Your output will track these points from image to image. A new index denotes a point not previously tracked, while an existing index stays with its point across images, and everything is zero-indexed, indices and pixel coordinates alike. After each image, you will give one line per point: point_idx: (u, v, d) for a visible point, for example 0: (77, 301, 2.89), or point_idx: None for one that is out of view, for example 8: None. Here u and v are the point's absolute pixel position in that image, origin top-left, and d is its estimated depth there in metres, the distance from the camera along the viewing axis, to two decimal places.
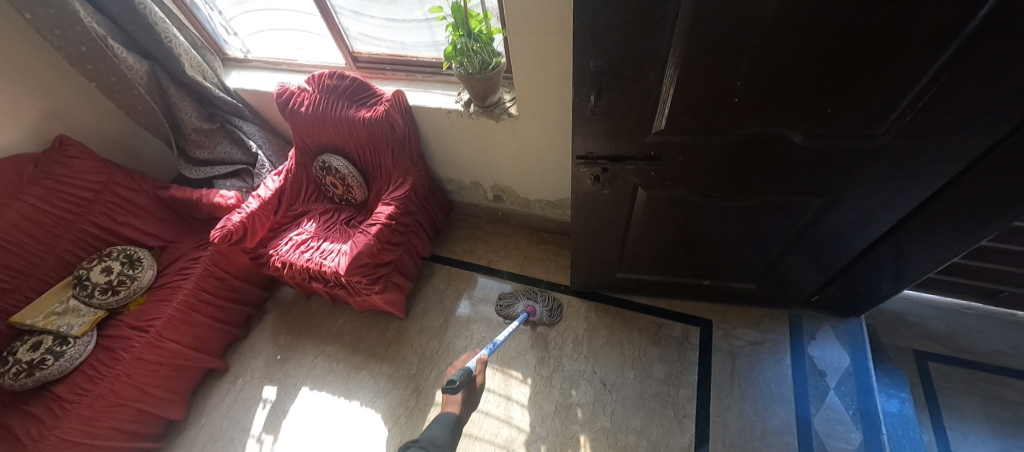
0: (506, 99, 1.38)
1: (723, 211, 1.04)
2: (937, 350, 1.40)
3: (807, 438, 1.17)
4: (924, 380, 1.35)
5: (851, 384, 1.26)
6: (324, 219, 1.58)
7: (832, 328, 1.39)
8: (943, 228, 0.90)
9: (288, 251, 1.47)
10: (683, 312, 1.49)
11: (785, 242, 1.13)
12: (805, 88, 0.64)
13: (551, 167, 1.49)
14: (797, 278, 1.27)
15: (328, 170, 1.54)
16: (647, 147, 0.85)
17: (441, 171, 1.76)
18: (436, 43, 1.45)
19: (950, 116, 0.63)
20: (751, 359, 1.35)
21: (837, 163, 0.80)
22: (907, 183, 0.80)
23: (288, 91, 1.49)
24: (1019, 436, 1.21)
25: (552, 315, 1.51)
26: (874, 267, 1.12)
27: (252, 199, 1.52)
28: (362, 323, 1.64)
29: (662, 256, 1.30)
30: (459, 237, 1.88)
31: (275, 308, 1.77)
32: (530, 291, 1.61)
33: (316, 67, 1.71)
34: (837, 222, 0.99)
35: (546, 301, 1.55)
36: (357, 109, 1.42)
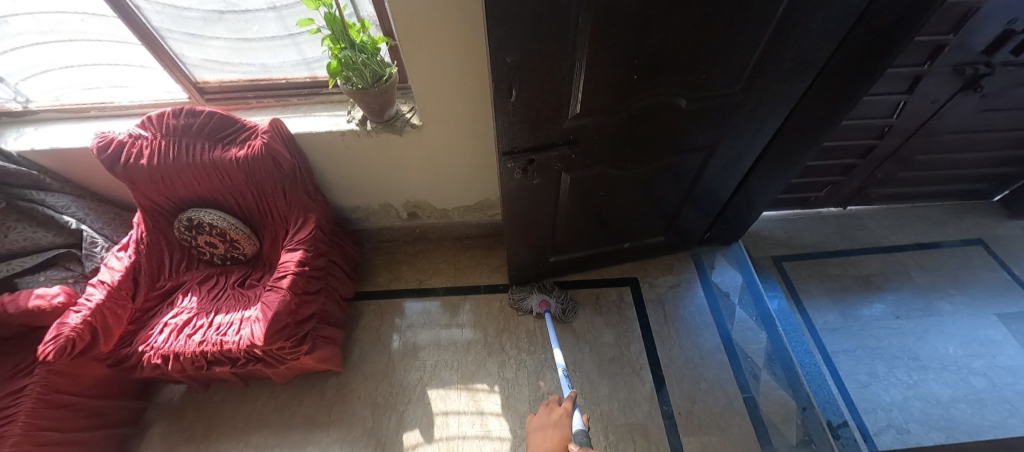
0: (404, 110, 1.32)
1: (630, 179, 1.17)
2: (788, 252, 1.80)
3: (733, 350, 1.40)
4: (784, 276, 1.72)
5: (747, 296, 1.55)
6: (208, 288, 1.29)
7: (723, 256, 1.69)
8: (779, 160, 1.18)
9: (168, 340, 1.16)
10: (613, 277, 1.64)
11: (679, 195, 1.33)
12: (684, 60, 0.76)
13: (464, 172, 1.48)
14: (691, 223, 1.51)
15: (199, 229, 1.26)
16: (566, 132, 0.90)
17: (343, 200, 1.59)
18: (308, 61, 1.30)
19: (780, 67, 0.82)
20: (675, 300, 1.55)
21: (708, 118, 0.97)
22: (756, 124, 1.01)
23: (114, 141, 1.17)
24: (847, 296, 1.65)
25: (568, 312, 1.50)
26: (741, 201, 1.40)
27: (92, 289, 1.15)
28: (290, 394, 1.39)
29: (588, 231, 1.40)
30: (380, 266, 1.73)
31: (160, 417, 1.38)
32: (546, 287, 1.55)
33: (146, 107, 1.38)
34: (714, 169, 1.20)
35: (561, 298, 1.51)
36: (224, 149, 1.19)
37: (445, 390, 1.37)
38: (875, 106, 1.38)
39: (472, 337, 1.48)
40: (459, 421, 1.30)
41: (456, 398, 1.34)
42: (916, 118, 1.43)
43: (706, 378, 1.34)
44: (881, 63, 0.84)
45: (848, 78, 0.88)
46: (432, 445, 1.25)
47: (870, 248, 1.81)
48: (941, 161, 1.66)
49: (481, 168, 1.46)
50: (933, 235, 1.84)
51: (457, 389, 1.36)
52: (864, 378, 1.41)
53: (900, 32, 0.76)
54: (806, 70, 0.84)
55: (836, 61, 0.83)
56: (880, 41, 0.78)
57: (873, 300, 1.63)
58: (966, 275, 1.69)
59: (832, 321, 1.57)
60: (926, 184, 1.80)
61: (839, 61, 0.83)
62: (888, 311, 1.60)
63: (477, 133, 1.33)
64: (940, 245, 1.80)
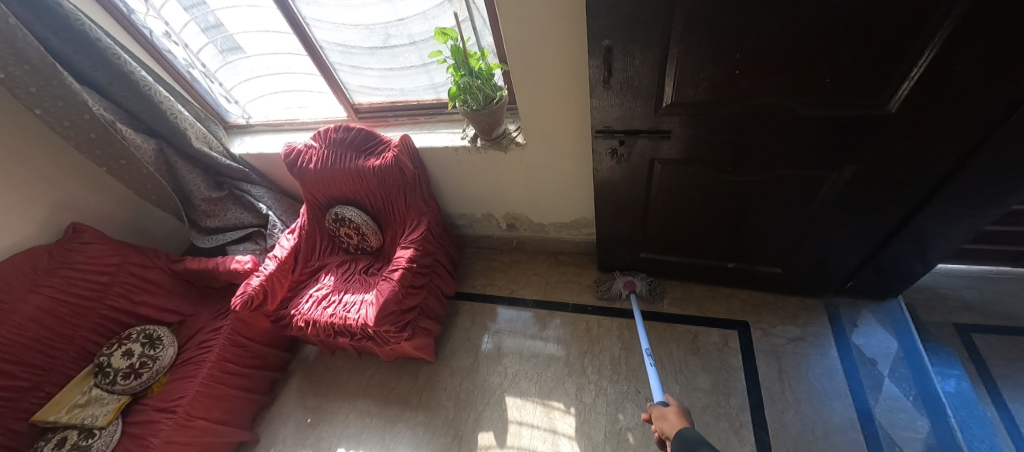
0: (511, 130, 1.42)
1: (738, 186, 1.13)
2: (982, 322, 1.33)
3: (873, 431, 1.12)
4: (972, 354, 1.27)
5: (904, 368, 1.23)
6: (342, 271, 1.57)
7: (872, 313, 1.37)
8: (967, 198, 0.92)
9: (311, 308, 1.45)
10: (717, 317, 1.47)
11: (806, 224, 1.17)
12: (802, 58, 0.76)
13: (563, 189, 1.51)
14: (826, 264, 1.27)
15: (341, 222, 1.55)
16: (658, 120, 1.01)
17: (452, 208, 1.77)
18: (435, 86, 1.50)
19: (953, 78, 0.70)
20: (796, 356, 1.32)
21: (841, 134, 0.89)
22: (921, 149, 0.85)
23: (295, 149, 1.52)
24: None
25: (654, 291, 1.56)
26: (903, 246, 1.12)
27: (269, 260, 1.52)
28: (391, 372, 1.59)
29: (682, 235, 1.39)
30: (477, 271, 1.86)
31: (299, 369, 1.71)
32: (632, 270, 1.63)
33: (319, 123, 1.75)
34: (858, 196, 1.02)
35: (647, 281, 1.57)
36: (365, 159, 1.45)
37: (522, 399, 1.40)
38: None
39: (555, 354, 1.49)
40: (531, 434, 1.31)
41: (531, 411, 1.36)
42: None
43: None
44: None
45: None
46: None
47: None
48: None
49: (580, 187, 1.47)
50: None
51: (533, 401, 1.38)
52: None
53: None
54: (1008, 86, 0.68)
55: None
56: None
57: None
58: None
59: None
60: None
61: None
62: None
63: (579, 153, 1.35)
64: None
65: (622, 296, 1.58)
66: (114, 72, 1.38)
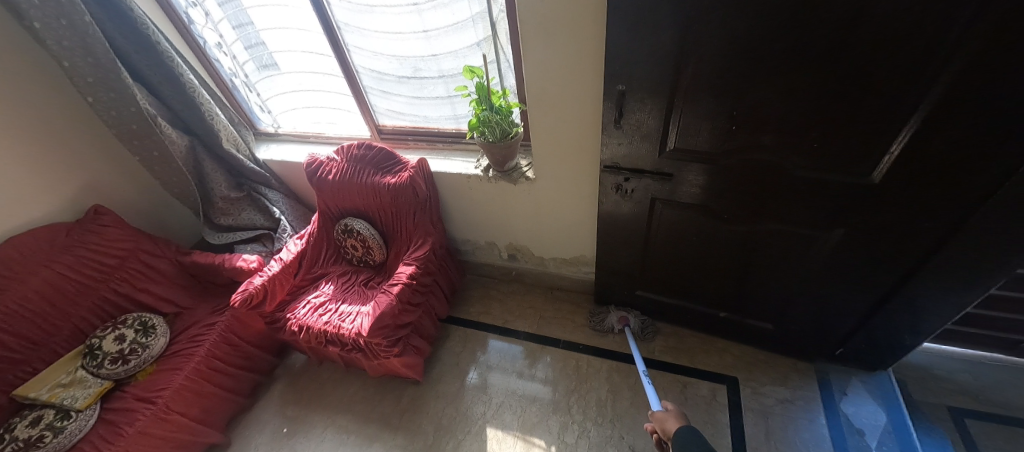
0: (523, 165, 1.50)
1: (732, 235, 1.19)
2: (974, 406, 1.31)
3: None
4: (965, 439, 1.24)
5: (893, 443, 1.21)
6: (342, 281, 1.61)
7: (862, 382, 1.36)
8: (951, 274, 0.97)
9: (306, 314, 1.47)
10: (707, 370, 1.46)
11: (798, 281, 1.21)
12: (794, 122, 0.85)
13: (566, 226, 1.56)
14: (818, 325, 1.30)
15: (349, 233, 1.61)
16: (661, 164, 1.09)
17: (457, 232, 1.82)
18: (457, 117, 1.61)
19: (931, 156, 0.78)
20: (784, 418, 1.30)
21: (830, 197, 0.95)
22: (906, 221, 0.92)
23: (317, 159, 1.61)
24: None
25: (646, 331, 1.58)
26: (891, 317, 1.15)
27: (274, 262, 1.56)
28: (375, 390, 1.57)
29: (678, 279, 1.43)
30: (474, 298, 1.88)
31: (284, 375, 1.70)
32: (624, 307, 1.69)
33: (343, 139, 1.86)
34: (847, 260, 1.07)
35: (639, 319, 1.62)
36: (381, 176, 1.53)
37: (504, 432, 1.37)
38: None
39: (541, 390, 1.47)
40: None
41: (511, 446, 1.33)
42: None
43: None
44: None
45: None
46: None
47: None
48: None
49: (583, 225, 1.53)
50: None
51: (515, 436, 1.36)
52: None
53: None
54: (981, 167, 0.76)
55: None
56: None
57: None
58: None
59: None
60: None
61: None
62: None
63: (585, 193, 1.42)
64: None
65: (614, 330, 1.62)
66: (166, 73, 1.51)
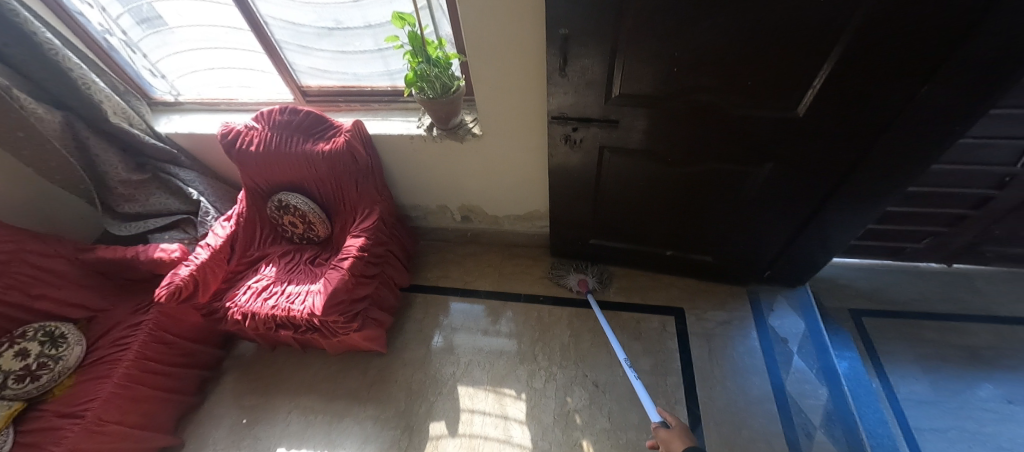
0: (468, 121, 1.43)
1: (675, 177, 1.24)
2: (870, 306, 1.55)
3: (785, 401, 1.28)
4: (862, 334, 1.48)
5: (810, 345, 1.40)
6: (286, 261, 1.49)
7: (786, 298, 1.55)
8: (858, 197, 1.08)
9: (249, 300, 1.35)
10: (657, 304, 1.58)
11: (734, 215, 1.31)
12: (728, 61, 0.86)
13: (517, 182, 1.54)
14: (751, 253, 1.43)
15: (285, 209, 1.47)
16: (607, 110, 1.08)
17: (406, 198, 1.74)
18: (391, 73, 1.47)
19: (847, 88, 0.83)
20: (724, 338, 1.45)
21: (761, 132, 1.01)
22: (823, 150, 1.00)
23: (233, 130, 1.42)
24: (945, 368, 1.36)
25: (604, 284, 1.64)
26: (810, 239, 1.29)
27: (200, 249, 1.40)
28: (338, 367, 1.53)
29: (628, 224, 1.49)
30: (431, 263, 1.84)
31: (234, 366, 1.59)
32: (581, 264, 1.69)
33: (262, 105, 1.66)
34: (775, 191, 1.16)
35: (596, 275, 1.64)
36: (313, 143, 1.39)
37: (475, 388, 1.41)
38: (993, 151, 1.16)
39: (507, 344, 1.51)
40: (483, 421, 1.33)
41: (483, 399, 1.38)
42: None
43: (749, 426, 1.23)
44: (984, 101, 0.76)
45: (946, 113, 0.81)
46: (455, 440, 1.30)
47: (979, 316, 1.47)
48: None
49: (534, 180, 1.52)
50: None
51: (486, 389, 1.40)
52: None
53: (1010, 69, 0.69)
54: (886, 96, 0.82)
55: (930, 94, 0.78)
56: (986, 77, 0.72)
57: (979, 379, 1.33)
58: None
59: (920, 393, 1.31)
60: None
61: (938, 97, 0.78)
62: (1000, 394, 1.28)
63: (535, 146, 1.39)
64: None
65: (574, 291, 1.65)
66: (18, 35, 1.21)
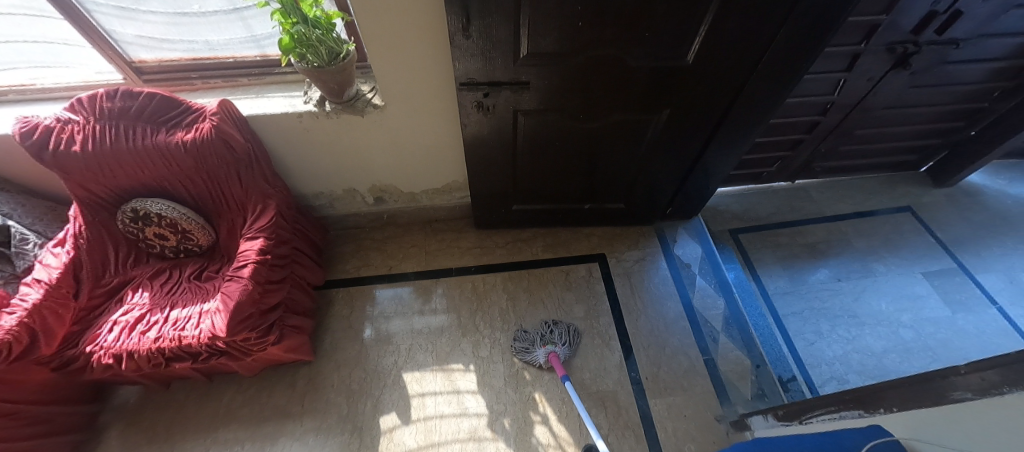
0: (365, 91, 1.29)
1: (586, 133, 1.29)
2: (745, 225, 1.85)
3: (694, 317, 1.49)
4: (741, 248, 1.77)
5: (707, 265, 1.65)
6: (162, 282, 1.23)
7: (685, 229, 1.77)
8: (733, 135, 1.26)
9: (119, 338, 1.09)
10: (582, 254, 1.69)
11: (639, 162, 1.42)
12: (626, 13, 0.89)
13: (430, 154, 1.46)
14: (656, 195, 1.59)
15: (146, 220, 1.18)
16: (516, 71, 1.05)
17: (304, 187, 1.53)
18: (257, 38, 1.22)
19: (725, 33, 0.93)
20: (641, 273, 1.62)
21: (657, 82, 1.08)
22: (707, 94, 1.12)
23: (40, 127, 1.07)
24: (797, 263, 1.72)
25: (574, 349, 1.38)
26: (699, 177, 1.48)
27: (25, 289, 1.07)
28: (258, 387, 1.35)
29: (548, 184, 1.52)
30: (348, 254, 1.69)
31: (116, 419, 1.30)
32: (547, 326, 1.41)
33: (77, 89, 1.28)
34: (670, 136, 1.29)
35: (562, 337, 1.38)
36: (168, 133, 1.12)
37: (421, 372, 1.37)
38: (820, 84, 1.42)
39: (446, 321, 1.49)
40: (435, 401, 1.31)
41: (431, 380, 1.36)
42: (855, 93, 1.47)
43: (670, 344, 1.42)
44: (819, 41, 0.92)
45: (793, 56, 0.96)
46: (410, 426, 1.27)
47: (815, 218, 1.87)
48: (882, 135, 1.73)
49: (449, 149, 1.45)
50: (868, 203, 1.93)
51: (432, 370, 1.37)
52: (810, 336, 1.50)
53: (833, 14, 0.85)
54: (753, 41, 0.94)
55: (784, 36, 0.92)
56: (821, 20, 0.86)
57: (818, 266, 1.71)
58: (896, 238, 1.80)
59: (783, 286, 1.65)
60: (867, 157, 1.87)
61: (787, 41, 0.92)
62: (832, 275, 1.68)
63: (444, 114, 1.32)
64: (876, 213, 1.89)
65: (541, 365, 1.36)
66: None
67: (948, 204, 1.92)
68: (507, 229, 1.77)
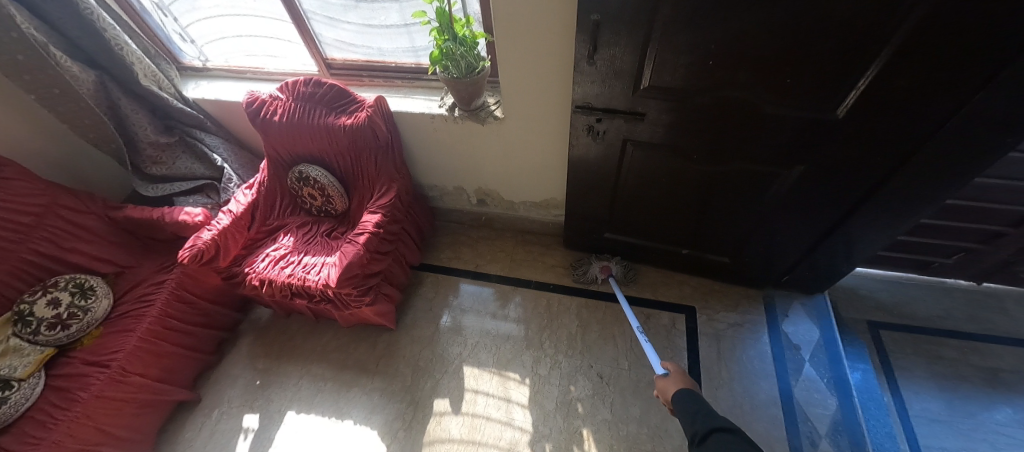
0: (490, 103, 1.41)
1: (699, 174, 1.21)
2: (888, 319, 1.50)
3: (791, 408, 1.26)
4: (878, 346, 1.44)
5: (823, 354, 1.37)
6: (303, 232, 1.52)
7: (802, 305, 1.51)
8: (889, 208, 1.04)
9: (267, 267, 1.39)
10: (668, 301, 1.56)
11: (757, 217, 1.27)
12: (767, 58, 0.82)
13: (535, 168, 1.53)
14: (771, 257, 1.39)
15: (305, 181, 1.49)
16: (634, 101, 1.05)
17: (422, 178, 1.74)
18: (415, 49, 1.45)
19: (893, 91, 0.78)
20: (734, 340, 1.43)
21: (794, 134, 0.97)
22: (859, 155, 0.96)
23: (259, 99, 1.43)
24: (959, 387, 1.32)
25: (629, 275, 1.60)
26: (833, 248, 1.25)
27: (222, 215, 1.44)
28: (348, 338, 1.57)
29: (645, 219, 1.46)
30: (443, 244, 1.85)
31: (249, 330, 1.65)
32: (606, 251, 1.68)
33: (287, 75, 1.67)
34: (801, 194, 1.13)
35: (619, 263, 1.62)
36: (336, 117, 1.39)
37: (480, 370, 1.43)
38: None
39: (515, 329, 1.52)
40: (486, 402, 1.35)
41: (487, 380, 1.40)
42: None
43: (752, 429, 1.23)
44: None
45: (994, 128, 0.76)
46: (458, 417, 1.33)
47: (1004, 337, 1.41)
48: None
49: (553, 166, 1.49)
50: None
51: (490, 372, 1.42)
52: None
53: None
54: (934, 104, 0.78)
55: (983, 102, 0.73)
56: None
57: (996, 402, 1.28)
58: None
59: (933, 411, 1.28)
60: None
61: (988, 111, 0.73)
62: (1018, 419, 1.24)
63: (556, 133, 1.37)
64: None
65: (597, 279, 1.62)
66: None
67: None
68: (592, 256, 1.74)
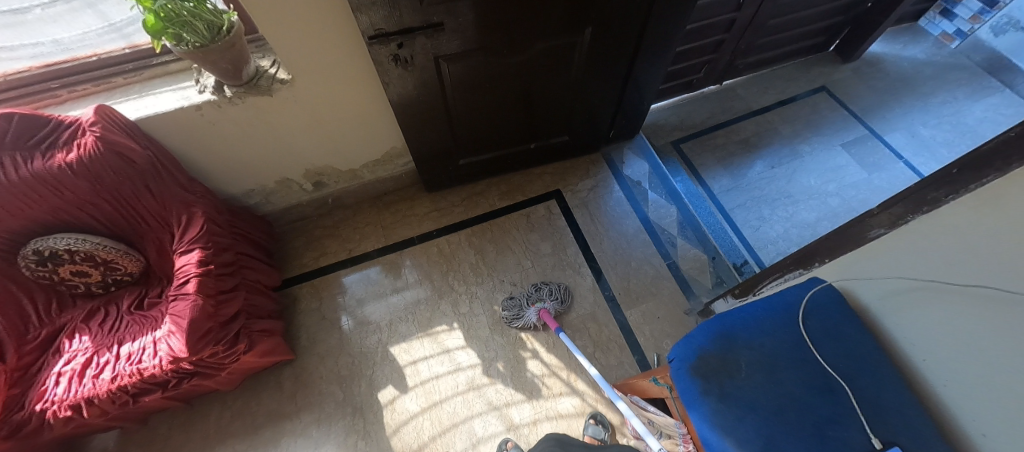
0: (266, 66, 1.17)
1: (513, 68, 1.25)
2: (684, 134, 1.93)
3: (652, 228, 1.58)
4: (683, 157, 1.86)
5: (656, 179, 1.72)
6: (97, 322, 1.12)
7: (630, 150, 1.82)
8: (657, 43, 1.27)
9: (70, 388, 1.00)
10: (538, 194, 1.71)
11: (573, 89, 1.41)
12: None
13: (357, 125, 1.38)
14: (596, 120, 1.61)
15: (54, 260, 1.05)
16: (425, 13, 0.97)
17: (231, 186, 1.42)
18: (117, 26, 1.08)
19: None
20: (597, 200, 1.67)
21: (572, 0, 1.05)
22: (623, 5, 1.11)
23: None
24: (734, 161, 1.83)
25: (563, 302, 1.39)
26: (634, 94, 1.50)
27: None
28: (245, 398, 1.31)
29: (488, 131, 1.50)
30: (301, 248, 1.61)
31: None
32: (536, 287, 1.42)
33: None
34: (597, 56, 1.28)
35: (552, 293, 1.40)
36: (45, 157, 0.98)
37: (407, 342, 1.39)
38: None
39: (420, 289, 1.49)
40: (429, 365, 1.34)
41: (420, 346, 1.38)
42: None
43: (634, 257, 1.51)
44: None
45: None
46: (409, 393, 1.30)
47: (745, 114, 1.98)
48: (792, 21, 1.80)
49: (376, 116, 1.38)
50: (790, 91, 2.05)
51: (418, 338, 1.39)
52: (755, 222, 1.64)
53: None
54: None
55: None
56: None
57: (754, 160, 1.83)
58: (815, 119, 1.95)
59: (726, 184, 1.76)
60: (782, 47, 1.96)
61: None
62: (766, 164, 1.81)
63: (358, 80, 1.23)
64: (796, 98, 2.02)
65: (536, 325, 1.38)
66: None
67: (855, 77, 2.08)
68: (459, 188, 1.74)
